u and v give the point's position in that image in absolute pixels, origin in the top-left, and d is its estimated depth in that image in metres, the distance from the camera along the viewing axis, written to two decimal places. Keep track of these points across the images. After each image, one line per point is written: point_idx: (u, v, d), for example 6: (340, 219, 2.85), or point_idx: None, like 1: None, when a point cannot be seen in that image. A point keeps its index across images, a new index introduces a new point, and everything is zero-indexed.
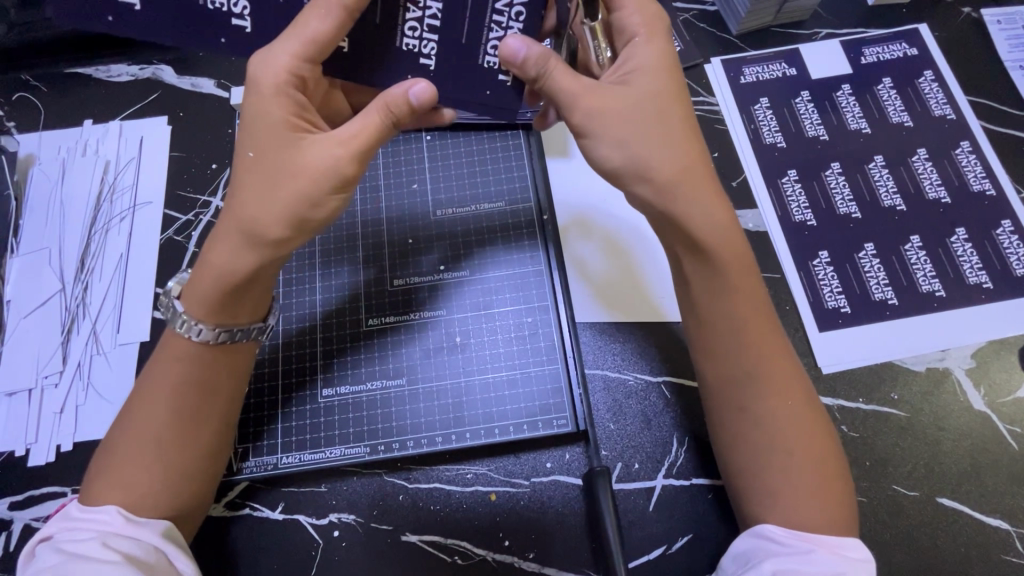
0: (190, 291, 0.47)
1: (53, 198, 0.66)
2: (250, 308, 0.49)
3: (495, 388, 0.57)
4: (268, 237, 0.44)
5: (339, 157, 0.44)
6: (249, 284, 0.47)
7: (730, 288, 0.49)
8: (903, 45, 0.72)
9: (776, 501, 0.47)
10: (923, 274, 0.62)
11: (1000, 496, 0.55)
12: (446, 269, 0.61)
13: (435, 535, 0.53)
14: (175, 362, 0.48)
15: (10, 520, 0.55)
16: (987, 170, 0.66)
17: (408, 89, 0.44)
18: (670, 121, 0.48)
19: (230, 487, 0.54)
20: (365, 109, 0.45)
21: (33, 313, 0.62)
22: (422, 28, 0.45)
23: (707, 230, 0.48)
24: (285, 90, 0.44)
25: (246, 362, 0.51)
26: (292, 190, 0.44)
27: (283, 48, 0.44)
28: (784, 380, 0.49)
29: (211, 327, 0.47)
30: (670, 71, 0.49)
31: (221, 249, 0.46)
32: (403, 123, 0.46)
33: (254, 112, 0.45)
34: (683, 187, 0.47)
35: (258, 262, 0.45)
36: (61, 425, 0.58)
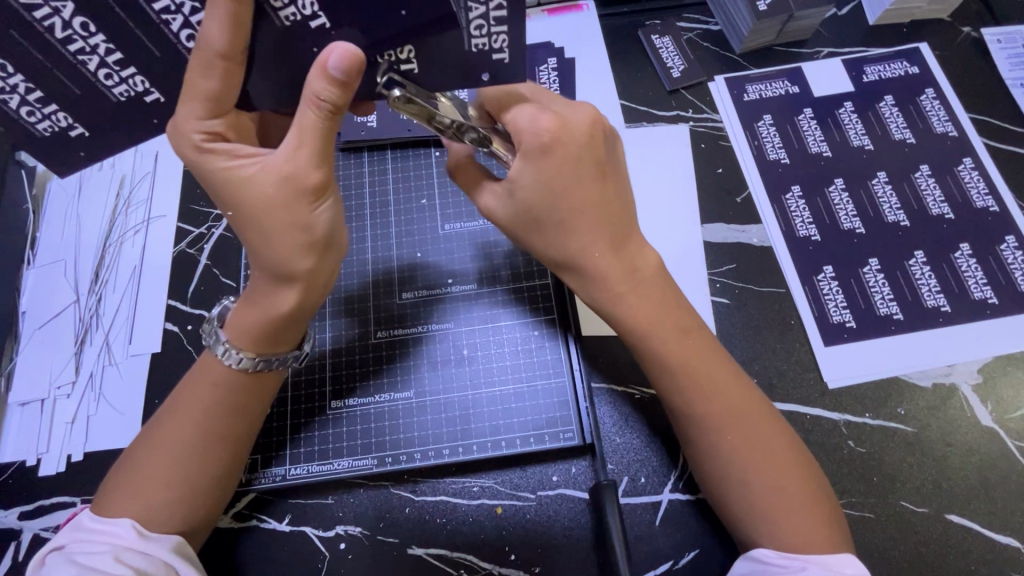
0: (232, 322, 0.49)
1: (70, 211, 0.68)
2: (291, 338, 0.50)
3: (503, 401, 0.57)
4: (297, 271, 0.45)
5: (301, 167, 0.43)
6: (294, 316, 0.48)
7: (652, 335, 0.51)
8: (904, 64, 0.73)
9: (760, 518, 0.47)
10: (928, 289, 0.62)
11: (1011, 514, 0.54)
12: (452, 283, 0.62)
13: (441, 548, 0.53)
14: (206, 386, 0.48)
15: (20, 529, 0.55)
16: (991, 187, 0.66)
17: (326, 65, 0.39)
18: (582, 216, 0.50)
19: (239, 498, 0.54)
20: (300, 108, 0.42)
21: (46, 325, 0.63)
22: (490, 24, 0.41)
23: (623, 301, 0.51)
24: (204, 146, 0.43)
25: (269, 392, 0.51)
26: (281, 219, 0.44)
27: (185, 112, 0.43)
28: (744, 423, 0.49)
29: (251, 356, 0.48)
30: (564, 164, 0.48)
31: (262, 289, 0.47)
32: (343, 109, 0.42)
33: (202, 177, 0.45)
34: (588, 264, 0.50)
35: (300, 296, 0.47)
36: (72, 434, 0.58)
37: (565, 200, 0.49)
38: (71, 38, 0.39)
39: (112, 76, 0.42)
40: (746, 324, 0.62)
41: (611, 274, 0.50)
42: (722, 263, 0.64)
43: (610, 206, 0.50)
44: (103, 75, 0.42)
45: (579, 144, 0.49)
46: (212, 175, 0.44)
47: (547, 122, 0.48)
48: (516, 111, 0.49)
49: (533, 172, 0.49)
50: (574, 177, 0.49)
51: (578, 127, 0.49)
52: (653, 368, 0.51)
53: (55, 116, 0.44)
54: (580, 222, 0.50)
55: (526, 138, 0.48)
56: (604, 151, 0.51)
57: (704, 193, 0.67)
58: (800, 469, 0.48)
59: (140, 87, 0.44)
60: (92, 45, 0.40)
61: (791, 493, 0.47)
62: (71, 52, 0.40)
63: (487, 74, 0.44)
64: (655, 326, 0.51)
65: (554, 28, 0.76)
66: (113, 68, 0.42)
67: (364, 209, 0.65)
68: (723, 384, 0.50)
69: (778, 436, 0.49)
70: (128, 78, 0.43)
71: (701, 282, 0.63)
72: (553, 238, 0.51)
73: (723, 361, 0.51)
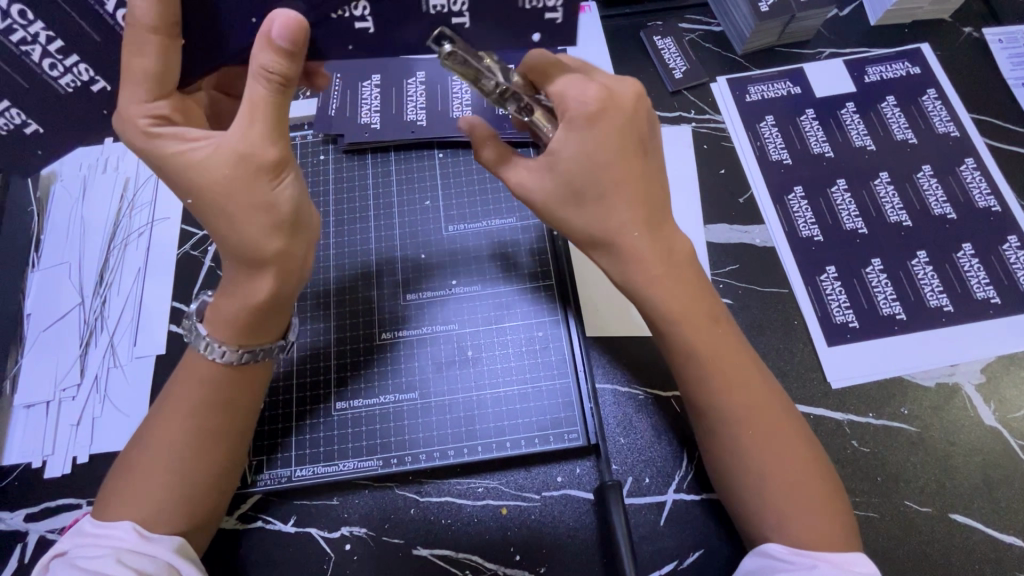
0: (212, 315, 0.49)
1: (74, 214, 0.68)
2: (273, 328, 0.50)
3: (508, 401, 0.57)
4: (268, 255, 0.45)
5: (253, 143, 0.43)
6: (269, 307, 0.48)
7: (678, 319, 0.50)
8: (906, 64, 0.73)
9: (775, 514, 0.47)
10: (931, 289, 0.62)
11: (1015, 513, 0.55)
12: (456, 283, 0.62)
13: (447, 549, 0.54)
14: (189, 380, 0.49)
15: (26, 532, 0.55)
16: (993, 187, 0.66)
17: (270, 34, 0.41)
18: (617, 194, 0.49)
19: (245, 499, 0.55)
20: (248, 85, 0.43)
21: (51, 327, 0.63)
22: None
23: (653, 283, 0.50)
24: (155, 130, 0.43)
25: (255, 387, 0.51)
26: (239, 198, 0.43)
27: (128, 97, 0.43)
28: (770, 405, 0.50)
29: (234, 348, 0.49)
30: (607, 137, 0.48)
31: (240, 276, 0.47)
32: (292, 80, 0.43)
33: (154, 165, 0.45)
34: (622, 241, 0.50)
35: (275, 283, 0.47)
36: (77, 436, 0.58)
37: (602, 176, 0.49)
38: (10, 28, 0.42)
39: (56, 66, 0.44)
40: (749, 324, 0.62)
41: (649, 253, 0.50)
42: (725, 264, 0.64)
43: (648, 183, 0.50)
44: (47, 65, 0.43)
45: (622, 117, 0.49)
46: (165, 160, 0.44)
47: (594, 93, 0.48)
48: (563, 83, 0.49)
49: (573, 146, 0.49)
50: (612, 155, 0.49)
51: (624, 100, 0.50)
52: (677, 350, 0.51)
53: (8, 113, 0.46)
54: (618, 199, 0.49)
55: (572, 110, 0.48)
56: (644, 128, 0.51)
57: (706, 194, 0.68)
58: (812, 461, 0.49)
59: (85, 76, 0.45)
60: (30, 33, 0.42)
61: (813, 479, 0.48)
62: (13, 42, 0.42)
63: (448, 35, 0.46)
64: (687, 309, 0.51)
65: None
66: (55, 57, 0.43)
67: (368, 211, 0.65)
68: (748, 369, 0.51)
69: (797, 423, 0.50)
70: (71, 67, 0.44)
71: None
72: (591, 214, 0.50)
73: (744, 349, 0.52)
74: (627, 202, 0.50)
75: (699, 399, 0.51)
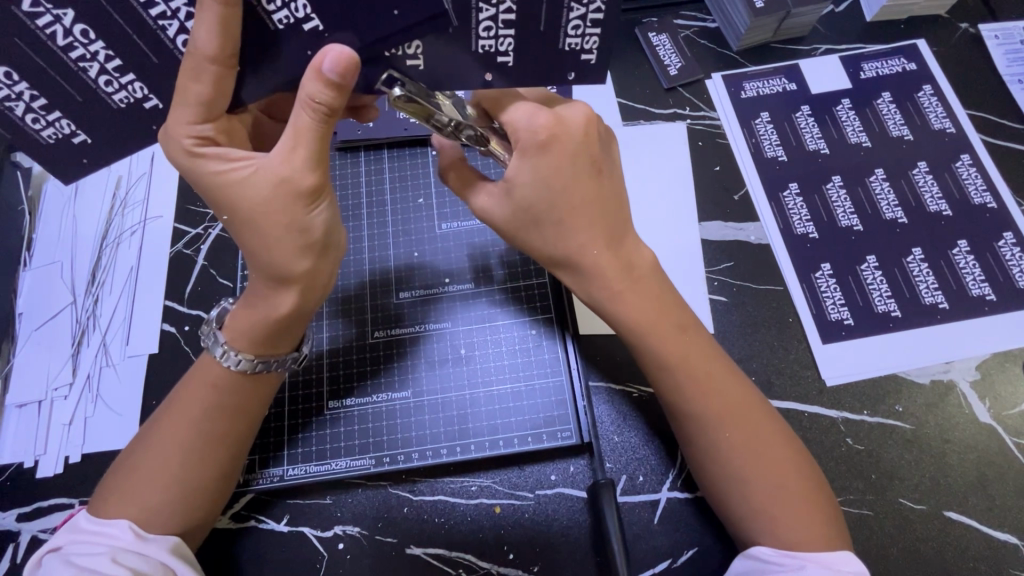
0: (231, 322, 0.49)
1: (67, 213, 0.68)
2: (291, 338, 0.50)
3: (502, 400, 0.57)
4: (294, 273, 0.45)
5: (297, 170, 0.42)
6: (293, 319, 0.48)
7: (651, 335, 0.51)
8: (901, 60, 0.73)
9: (760, 519, 0.47)
10: (926, 287, 0.62)
11: (1009, 510, 0.55)
12: (450, 281, 0.62)
13: (440, 548, 0.53)
14: (202, 389, 0.48)
15: (18, 532, 0.55)
16: (988, 183, 0.66)
17: (321, 67, 0.39)
18: (573, 217, 0.49)
19: (237, 498, 0.54)
20: (293, 111, 0.42)
21: (43, 327, 0.63)
22: (496, 27, 0.43)
23: (620, 300, 0.51)
24: (197, 150, 0.43)
25: (265, 395, 0.51)
26: (278, 223, 0.43)
27: (175, 117, 0.42)
28: (742, 420, 0.49)
29: (250, 358, 0.48)
30: (558, 163, 0.48)
31: (259, 291, 0.47)
32: (339, 110, 0.42)
33: (194, 183, 0.44)
34: (586, 261, 0.50)
35: (297, 299, 0.47)
36: (69, 436, 0.58)
37: (558, 201, 0.49)
38: (71, 45, 0.39)
39: (112, 82, 0.42)
40: (744, 321, 0.62)
41: (609, 273, 0.50)
42: (720, 261, 0.64)
43: (606, 202, 0.50)
44: (103, 82, 0.41)
45: (574, 141, 0.48)
46: (205, 181, 0.43)
47: (544, 119, 0.47)
48: (512, 108, 0.49)
49: (524, 173, 0.48)
50: (565, 180, 0.48)
51: (574, 125, 0.48)
52: (649, 365, 0.51)
53: (58, 123, 0.43)
54: (574, 220, 0.49)
55: (522, 136, 0.48)
56: (598, 150, 0.50)
57: (701, 191, 0.67)
58: (800, 468, 0.49)
59: (139, 94, 0.43)
60: (91, 52, 0.40)
61: (787, 490, 0.47)
62: (71, 59, 0.40)
63: (490, 75, 0.46)
64: (653, 327, 0.51)
65: None
66: (112, 74, 0.41)
67: (361, 209, 0.65)
68: (722, 381, 0.50)
69: (772, 432, 0.49)
70: (127, 84, 0.42)
71: (699, 280, 0.63)
72: (551, 236, 0.50)
73: (719, 358, 0.52)
74: (585, 225, 0.50)
75: (675, 413, 0.51)
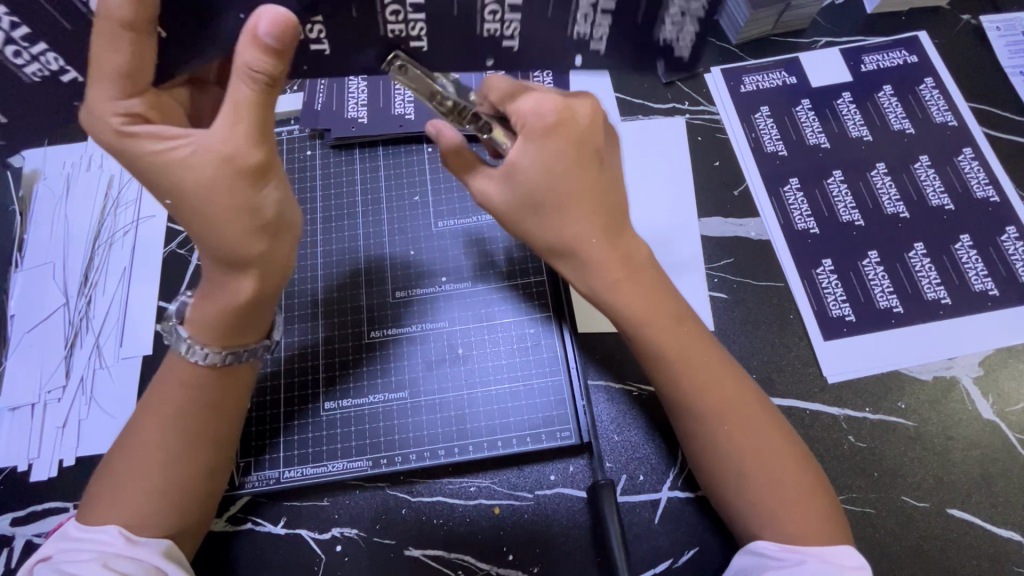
0: (193, 316, 0.48)
1: (57, 213, 0.67)
2: (257, 329, 0.50)
3: (499, 400, 0.56)
4: (250, 257, 0.45)
5: (239, 146, 0.41)
6: (252, 308, 0.47)
7: (648, 325, 0.50)
8: (903, 53, 0.72)
9: (760, 509, 0.47)
10: (929, 282, 0.61)
11: (1013, 508, 0.54)
12: (445, 280, 0.61)
13: (438, 549, 0.53)
14: (175, 386, 0.48)
15: (12, 537, 0.55)
16: (991, 177, 0.65)
17: (258, 30, 0.38)
18: (580, 206, 0.49)
19: (233, 501, 0.54)
20: (231, 83, 0.41)
21: (36, 328, 0.62)
22: (594, 13, 0.45)
23: (618, 290, 0.50)
24: (128, 130, 0.41)
25: (240, 388, 0.50)
26: (222, 203, 0.42)
27: (97, 94, 0.40)
28: (741, 408, 0.49)
29: (218, 351, 0.48)
30: (567, 154, 0.48)
31: (218, 279, 0.46)
32: (278, 81, 0.41)
33: (129, 164, 0.43)
34: (585, 251, 0.49)
35: (257, 284, 0.46)
36: (64, 440, 0.58)
37: (560, 188, 0.48)
38: None
39: (21, 53, 0.40)
40: (744, 318, 0.61)
41: (607, 264, 0.50)
42: (720, 258, 0.63)
43: (606, 193, 0.50)
44: (11, 52, 0.40)
45: (580, 133, 0.48)
46: (141, 164, 0.42)
47: (551, 108, 0.47)
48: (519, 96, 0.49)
49: (528, 159, 0.48)
50: (572, 169, 0.48)
51: (580, 117, 0.48)
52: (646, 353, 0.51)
53: (44, 57, 0.41)
54: (575, 209, 0.49)
55: (528, 121, 0.48)
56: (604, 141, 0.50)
57: (701, 186, 0.67)
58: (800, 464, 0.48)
59: (54, 65, 0.42)
60: None
61: (787, 480, 0.47)
62: None
63: (580, 59, 0.49)
64: (649, 315, 0.50)
65: None
66: (21, 44, 0.40)
67: (356, 207, 0.64)
68: (723, 372, 0.50)
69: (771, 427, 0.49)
70: (39, 55, 0.41)
71: (699, 277, 0.62)
72: (549, 224, 0.49)
73: (711, 347, 0.51)
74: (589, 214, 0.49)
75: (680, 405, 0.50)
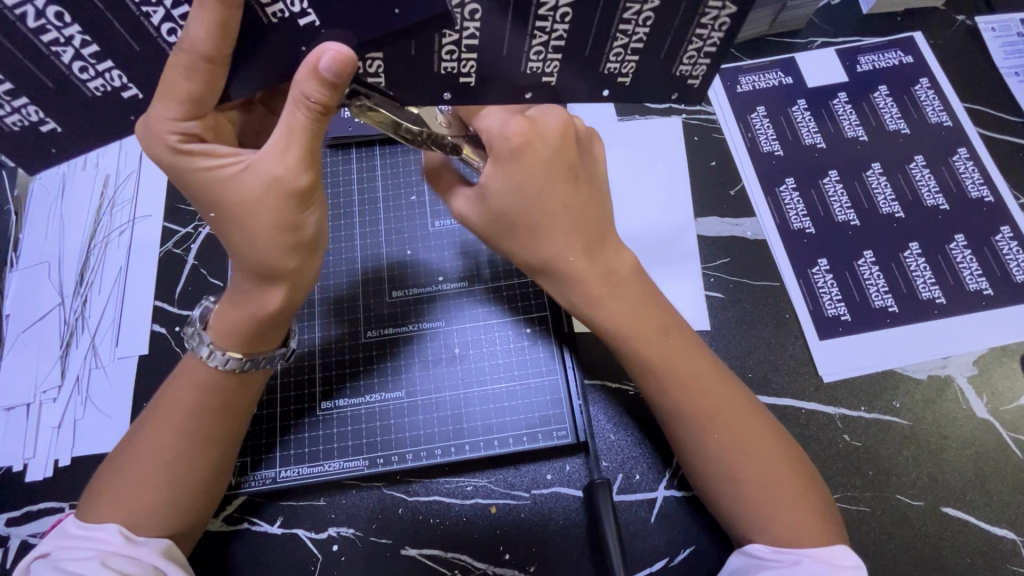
0: (215, 321, 0.48)
1: (54, 212, 0.67)
2: (273, 338, 0.49)
3: (497, 400, 0.56)
4: (281, 271, 0.45)
5: (288, 170, 0.41)
6: (279, 316, 0.47)
7: (631, 339, 0.50)
8: (898, 53, 0.72)
9: (753, 513, 0.47)
10: (923, 281, 0.61)
11: (1007, 506, 0.54)
12: (443, 280, 0.61)
13: (435, 548, 0.53)
14: (188, 389, 0.48)
15: (7, 536, 0.55)
16: (985, 177, 0.66)
17: (318, 66, 0.38)
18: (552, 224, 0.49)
19: (229, 501, 0.54)
20: (287, 108, 0.41)
21: (32, 328, 0.62)
22: (625, 52, 0.43)
23: (600, 304, 0.50)
24: (183, 147, 0.42)
25: (254, 393, 0.50)
26: (266, 224, 0.42)
27: (158, 113, 0.40)
28: (731, 422, 0.49)
29: (238, 356, 0.48)
30: (537, 171, 0.47)
31: (244, 289, 0.46)
32: (333, 111, 0.41)
33: (181, 178, 0.43)
34: (564, 267, 0.50)
35: (287, 295, 0.46)
36: (59, 439, 0.57)
37: (534, 207, 0.48)
38: (43, 28, 0.37)
39: (87, 69, 0.39)
40: (740, 318, 0.61)
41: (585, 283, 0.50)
42: (716, 257, 0.64)
43: (582, 207, 0.50)
44: (78, 68, 0.39)
45: (550, 147, 0.48)
46: (193, 178, 0.43)
47: (518, 126, 0.47)
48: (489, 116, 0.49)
49: (497, 179, 0.48)
50: (545, 186, 0.48)
51: (549, 132, 0.48)
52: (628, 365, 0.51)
53: (109, 74, 0.40)
54: (549, 225, 0.49)
55: (495, 142, 0.48)
56: (577, 153, 0.50)
57: (697, 186, 0.67)
58: (792, 477, 0.47)
59: (117, 82, 0.41)
60: (65, 36, 0.37)
61: (773, 492, 0.47)
62: (43, 43, 0.38)
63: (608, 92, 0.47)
64: (635, 326, 0.50)
65: None
66: (89, 61, 0.39)
67: (353, 206, 0.64)
68: (710, 383, 0.50)
69: (763, 437, 0.49)
70: (104, 72, 0.40)
71: (695, 277, 0.62)
72: (526, 243, 0.50)
73: (701, 355, 0.51)
74: (563, 232, 0.49)
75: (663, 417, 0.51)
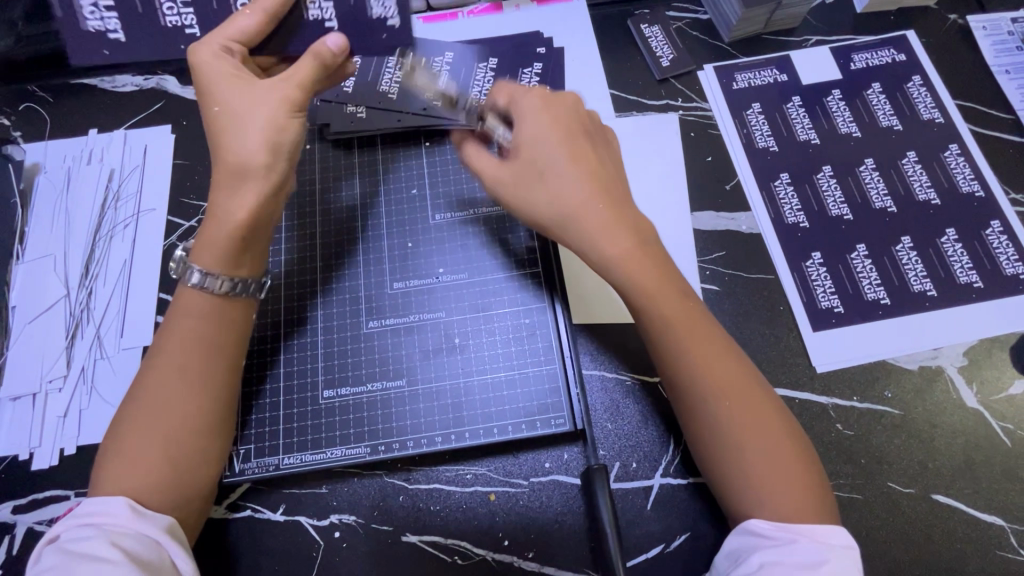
0: (201, 243, 0.51)
1: (60, 205, 0.67)
2: (250, 261, 0.52)
3: (496, 387, 0.57)
4: (254, 168, 0.49)
5: (284, 87, 0.50)
6: (249, 235, 0.51)
7: (655, 303, 0.50)
8: (891, 52, 0.73)
9: (754, 490, 0.48)
10: (915, 274, 0.63)
11: (995, 493, 0.55)
12: (443, 271, 0.62)
13: (435, 535, 0.54)
14: (185, 339, 0.49)
15: (14, 524, 0.55)
16: (976, 172, 0.67)
17: (333, 34, 0.50)
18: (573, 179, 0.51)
19: (231, 489, 0.55)
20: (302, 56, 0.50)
21: (38, 319, 0.63)
22: None
23: (624, 266, 0.50)
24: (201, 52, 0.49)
25: (241, 333, 0.52)
26: (251, 120, 0.49)
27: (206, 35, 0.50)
28: (746, 391, 0.49)
29: (217, 276, 0.50)
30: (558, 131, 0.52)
31: (222, 201, 0.50)
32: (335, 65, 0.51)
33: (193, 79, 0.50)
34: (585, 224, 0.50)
35: (257, 208, 0.50)
36: (65, 428, 0.58)
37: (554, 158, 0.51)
38: None
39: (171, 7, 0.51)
40: (735, 311, 0.62)
41: (616, 233, 0.50)
42: (712, 251, 0.65)
43: (600, 165, 0.52)
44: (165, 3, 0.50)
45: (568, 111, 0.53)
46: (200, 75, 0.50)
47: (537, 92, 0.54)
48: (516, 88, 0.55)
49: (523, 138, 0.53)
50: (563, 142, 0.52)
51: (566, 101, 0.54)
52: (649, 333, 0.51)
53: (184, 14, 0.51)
54: (567, 173, 0.51)
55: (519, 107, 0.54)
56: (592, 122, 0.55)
57: (694, 181, 0.68)
58: (795, 448, 0.49)
59: (187, 21, 0.51)
60: None
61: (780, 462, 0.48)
62: None
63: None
64: (657, 292, 0.50)
65: (545, 19, 0.76)
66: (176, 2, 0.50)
67: (355, 199, 0.65)
68: (726, 355, 0.50)
69: (772, 411, 0.49)
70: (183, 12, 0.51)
71: (690, 270, 0.64)
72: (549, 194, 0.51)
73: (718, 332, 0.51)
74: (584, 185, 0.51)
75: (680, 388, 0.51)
